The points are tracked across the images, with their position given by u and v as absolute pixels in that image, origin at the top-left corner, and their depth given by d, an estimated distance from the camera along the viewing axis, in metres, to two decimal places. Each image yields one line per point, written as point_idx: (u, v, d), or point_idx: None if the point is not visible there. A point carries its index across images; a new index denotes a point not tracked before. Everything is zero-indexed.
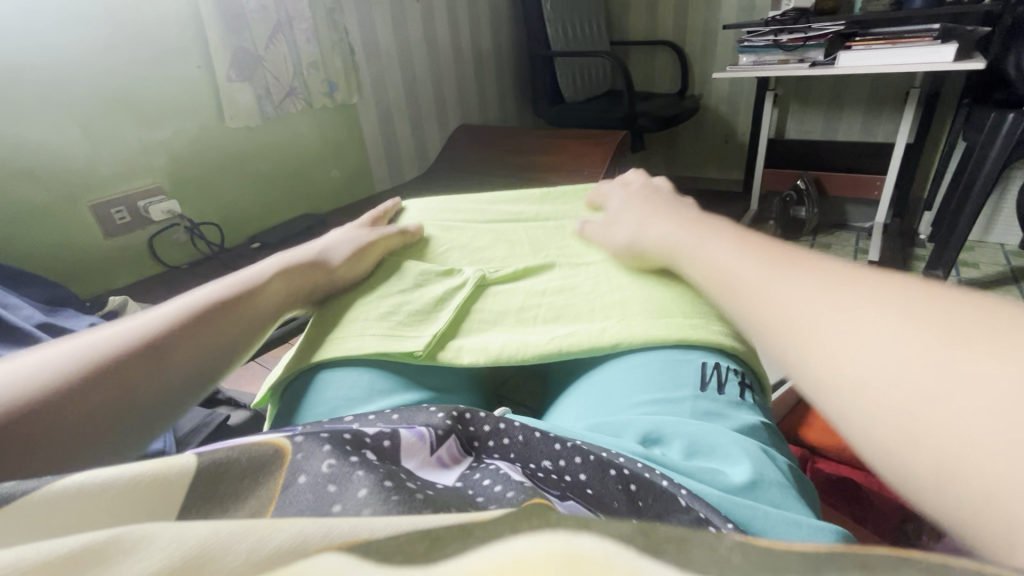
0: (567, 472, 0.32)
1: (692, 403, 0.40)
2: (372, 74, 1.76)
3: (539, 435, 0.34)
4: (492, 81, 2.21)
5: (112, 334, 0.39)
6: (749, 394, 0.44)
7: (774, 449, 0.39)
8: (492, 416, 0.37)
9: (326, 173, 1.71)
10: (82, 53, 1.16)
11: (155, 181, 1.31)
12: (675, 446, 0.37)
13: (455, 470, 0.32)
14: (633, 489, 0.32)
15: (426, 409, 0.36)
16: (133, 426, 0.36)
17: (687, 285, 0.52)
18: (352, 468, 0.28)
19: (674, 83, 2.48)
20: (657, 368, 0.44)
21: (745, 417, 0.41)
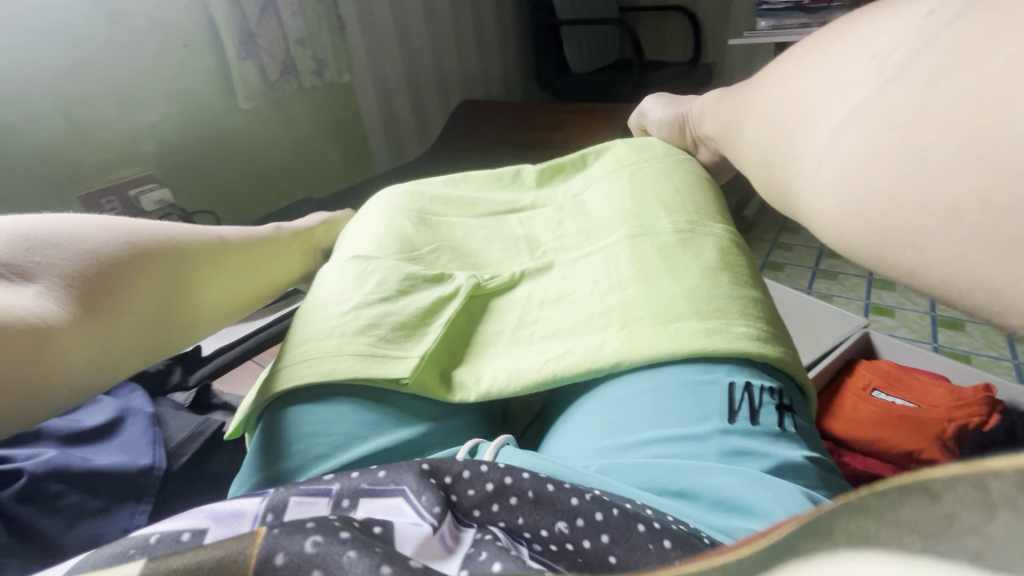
0: (582, 538, 0.28)
1: (719, 440, 0.36)
2: (369, 49, 1.67)
3: (552, 489, 0.30)
4: (494, 53, 2.11)
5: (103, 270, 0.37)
6: (788, 420, 0.39)
7: (820, 490, 0.34)
8: (495, 468, 0.31)
9: (324, 155, 1.65)
10: (58, 34, 1.09)
11: (145, 169, 1.26)
12: (702, 499, 0.32)
13: (458, 553, 0.26)
14: (668, 546, 0.26)
15: (414, 465, 0.30)
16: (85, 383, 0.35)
17: (705, 280, 0.45)
18: (341, 549, 0.21)
19: (686, 50, 2.36)
20: (675, 392, 0.39)
21: (786, 454, 0.36)
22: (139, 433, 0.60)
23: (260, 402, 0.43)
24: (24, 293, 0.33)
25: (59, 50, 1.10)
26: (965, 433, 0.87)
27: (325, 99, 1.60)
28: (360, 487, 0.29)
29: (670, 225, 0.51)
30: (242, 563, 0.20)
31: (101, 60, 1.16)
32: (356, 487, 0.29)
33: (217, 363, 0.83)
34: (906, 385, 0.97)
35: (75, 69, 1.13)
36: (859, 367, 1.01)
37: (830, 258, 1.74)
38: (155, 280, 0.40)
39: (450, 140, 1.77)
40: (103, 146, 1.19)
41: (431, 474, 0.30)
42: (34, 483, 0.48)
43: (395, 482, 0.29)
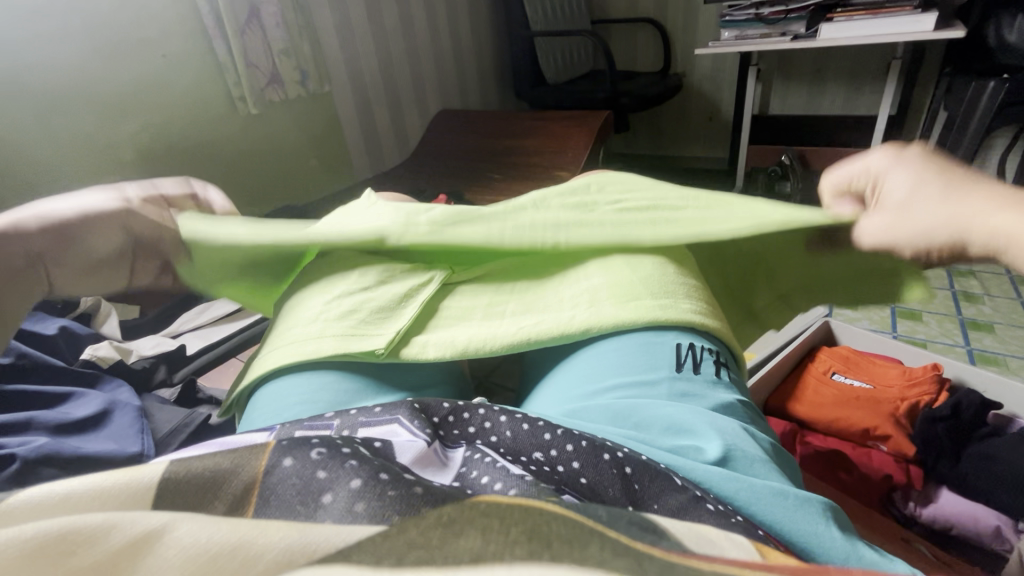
0: (559, 463, 0.33)
1: (669, 385, 0.41)
2: (348, 60, 1.71)
3: (527, 429, 0.35)
4: (470, 64, 2.17)
5: None
6: (725, 372, 0.44)
7: (752, 426, 0.40)
8: (476, 415, 0.38)
9: (305, 163, 1.67)
10: (44, 48, 1.10)
11: (126, 177, 1.27)
12: (654, 428, 0.38)
13: (450, 469, 0.33)
14: (628, 471, 0.33)
15: (407, 404, 0.37)
16: None
17: (652, 264, 0.51)
18: (344, 458, 0.27)
19: (656, 60, 2.45)
20: (631, 351, 0.44)
21: (722, 396, 0.41)
22: (127, 424, 0.61)
23: (254, 377, 0.47)
24: None
25: (42, 57, 1.10)
26: (916, 410, 0.93)
27: (307, 110, 1.63)
28: (358, 421, 0.36)
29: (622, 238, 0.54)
30: (252, 468, 0.26)
31: (83, 69, 1.17)
32: (354, 422, 0.36)
33: (200, 361, 0.85)
34: (863, 368, 1.02)
35: (57, 79, 1.13)
36: (818, 354, 1.07)
37: None
38: None
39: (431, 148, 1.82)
40: (81, 155, 1.19)
41: (421, 410, 0.37)
42: (28, 466, 0.50)
43: (389, 415, 0.36)
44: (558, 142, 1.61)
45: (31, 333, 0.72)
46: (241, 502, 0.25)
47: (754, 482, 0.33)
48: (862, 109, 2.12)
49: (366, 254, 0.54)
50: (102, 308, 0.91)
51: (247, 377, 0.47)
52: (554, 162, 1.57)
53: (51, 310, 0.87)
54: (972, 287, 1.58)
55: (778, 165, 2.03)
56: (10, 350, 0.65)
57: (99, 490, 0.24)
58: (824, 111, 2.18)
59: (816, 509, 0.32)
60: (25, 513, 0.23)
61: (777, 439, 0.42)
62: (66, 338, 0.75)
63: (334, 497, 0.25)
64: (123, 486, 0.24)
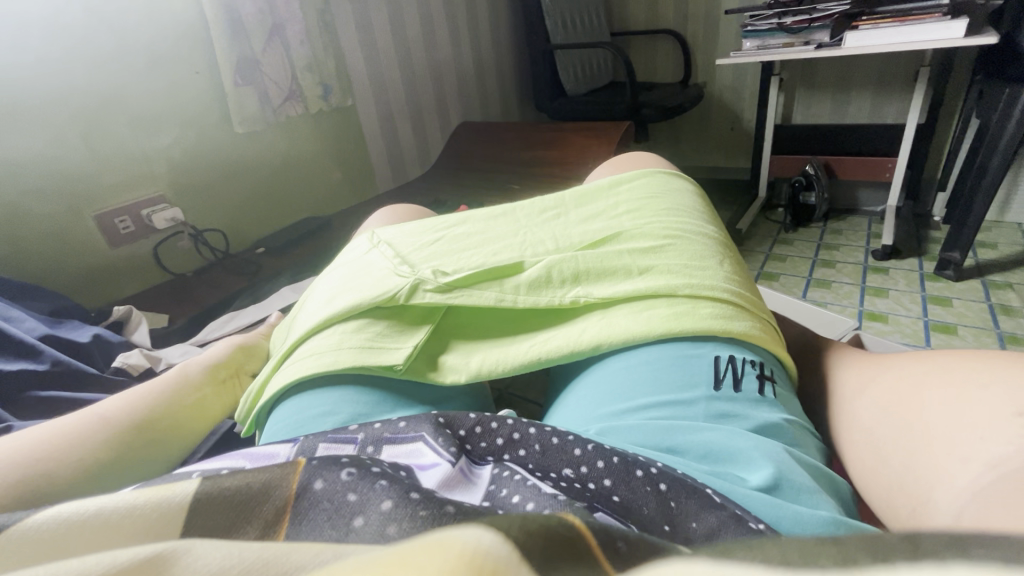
0: (589, 480, 0.33)
1: (706, 405, 0.40)
2: (372, 76, 1.75)
3: (557, 442, 0.35)
4: (491, 77, 2.20)
5: (122, 401, 0.56)
6: (768, 386, 0.43)
7: (796, 447, 0.39)
8: (503, 426, 0.38)
9: (328, 175, 1.71)
10: (81, 66, 1.14)
11: (157, 190, 1.31)
12: (694, 454, 0.37)
13: (481, 490, 0.33)
14: (664, 489, 0.32)
15: (430, 418, 0.38)
16: (132, 450, 0.52)
17: (663, 271, 0.50)
18: (375, 479, 0.28)
19: (677, 72, 2.45)
20: (666, 366, 0.43)
21: (765, 416, 0.40)
22: None
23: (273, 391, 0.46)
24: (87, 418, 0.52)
25: (81, 73, 1.15)
26: None
27: (330, 124, 1.66)
28: (383, 435, 0.37)
29: (635, 247, 0.54)
30: (284, 487, 0.27)
31: (118, 86, 1.21)
32: (380, 436, 0.37)
33: None
34: None
35: (93, 96, 1.17)
36: None
37: (824, 268, 1.77)
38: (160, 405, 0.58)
39: (451, 161, 1.85)
40: (116, 169, 1.23)
41: (446, 425, 0.38)
42: None
43: (415, 432, 0.37)
44: (577, 153, 1.61)
45: (67, 340, 0.74)
46: (274, 524, 0.26)
47: (801, 511, 0.32)
48: (889, 117, 2.08)
49: (378, 308, 0.50)
50: (134, 316, 0.93)
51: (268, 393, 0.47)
52: (575, 172, 1.57)
53: (86, 319, 0.90)
54: (1011, 298, 1.51)
55: (802, 175, 2.00)
56: (46, 356, 0.67)
57: (134, 505, 0.25)
58: (850, 120, 2.14)
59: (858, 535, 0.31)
60: (64, 532, 0.24)
61: (822, 459, 0.40)
62: (99, 346, 0.77)
63: (366, 521, 0.26)
64: (156, 503, 0.25)
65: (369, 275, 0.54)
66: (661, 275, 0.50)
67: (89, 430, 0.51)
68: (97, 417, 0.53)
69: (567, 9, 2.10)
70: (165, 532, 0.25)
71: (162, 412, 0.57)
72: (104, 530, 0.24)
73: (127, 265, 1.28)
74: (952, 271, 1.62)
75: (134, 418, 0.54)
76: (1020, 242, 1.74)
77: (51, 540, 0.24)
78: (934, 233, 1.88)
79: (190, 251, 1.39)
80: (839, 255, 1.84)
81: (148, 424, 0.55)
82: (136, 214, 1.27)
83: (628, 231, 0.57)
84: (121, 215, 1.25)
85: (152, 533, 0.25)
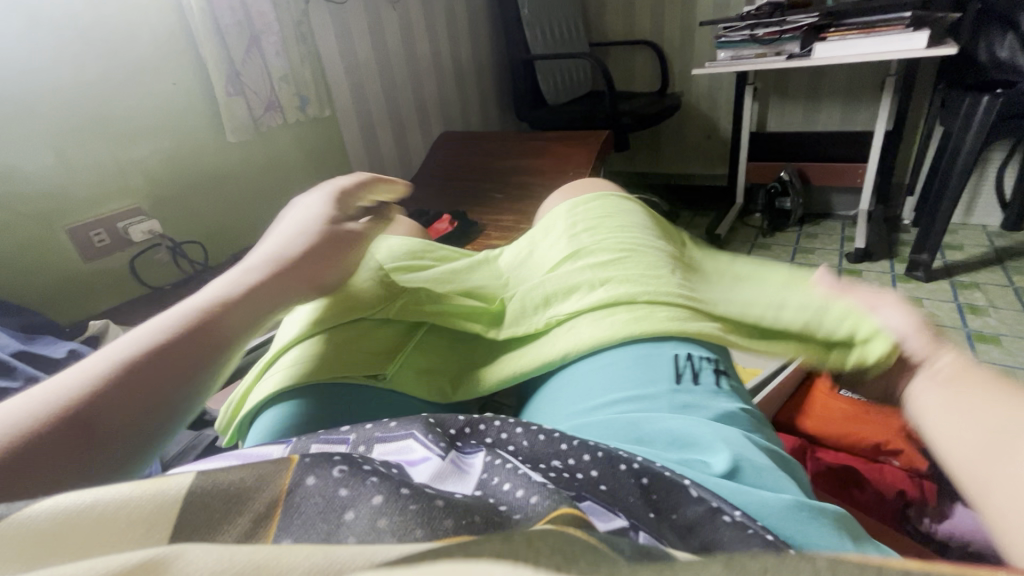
0: (578, 471, 0.34)
1: (670, 398, 0.41)
2: (353, 87, 1.75)
3: (544, 439, 0.36)
4: (472, 86, 2.22)
5: (131, 347, 0.36)
6: (724, 379, 0.44)
7: (754, 434, 0.40)
8: (495, 425, 0.39)
9: (310, 185, 1.70)
10: (53, 78, 1.13)
11: (134, 203, 1.29)
12: (662, 446, 0.38)
13: (473, 478, 0.33)
14: (646, 482, 0.33)
15: (421, 417, 0.39)
16: (131, 438, 0.33)
17: (623, 276, 0.52)
18: (365, 476, 0.29)
19: (654, 81, 2.50)
20: (631, 364, 0.44)
21: (724, 406, 0.41)
22: None
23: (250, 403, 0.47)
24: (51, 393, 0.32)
25: (53, 86, 1.13)
26: None
27: (310, 134, 1.66)
28: (373, 435, 0.37)
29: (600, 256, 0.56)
30: (274, 486, 0.27)
31: (93, 99, 1.19)
32: (369, 436, 0.37)
33: None
34: None
35: (67, 109, 1.16)
36: None
37: None
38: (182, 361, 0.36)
39: (433, 170, 1.86)
40: (91, 182, 1.21)
41: (437, 424, 0.39)
42: None
43: (404, 431, 0.37)
44: (558, 162, 1.63)
45: (40, 357, 0.72)
46: (263, 522, 0.26)
47: (767, 496, 0.33)
48: (858, 124, 2.15)
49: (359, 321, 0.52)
50: (110, 331, 0.92)
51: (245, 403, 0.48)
52: (556, 180, 1.59)
53: (60, 334, 0.88)
54: (978, 298, 1.57)
55: (778, 181, 2.05)
56: (19, 373, 0.65)
57: (124, 501, 0.25)
58: (821, 127, 2.21)
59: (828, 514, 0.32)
60: (52, 526, 0.23)
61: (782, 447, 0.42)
62: (73, 361, 0.75)
63: (357, 514, 0.26)
64: (149, 495, 0.25)
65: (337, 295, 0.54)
66: (625, 280, 0.52)
67: (66, 403, 0.31)
68: (69, 390, 0.32)
69: (545, 20, 2.13)
70: (154, 533, 0.24)
71: (185, 375, 0.36)
72: (98, 521, 0.24)
73: (103, 279, 1.26)
74: (922, 272, 1.67)
75: (137, 387, 0.34)
76: (984, 244, 1.81)
77: (33, 536, 0.23)
78: (904, 236, 1.94)
79: (168, 264, 1.37)
80: (814, 259, 1.89)
81: (162, 395, 0.35)
82: (112, 227, 1.25)
83: (592, 244, 0.59)
84: (96, 228, 1.23)
85: (142, 532, 0.24)
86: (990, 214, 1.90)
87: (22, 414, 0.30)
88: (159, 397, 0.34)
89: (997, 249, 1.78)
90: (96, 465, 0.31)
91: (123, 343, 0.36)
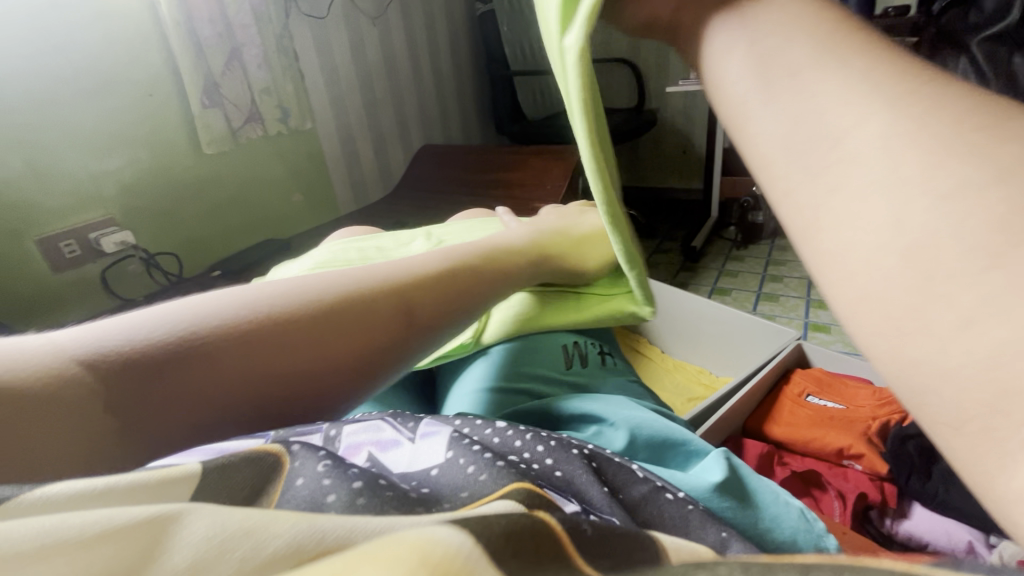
0: (533, 460, 0.35)
1: (568, 382, 0.51)
2: (334, 101, 1.77)
3: (498, 438, 0.38)
4: (453, 100, 2.25)
5: (310, 286, 0.40)
6: (608, 363, 0.57)
7: (639, 399, 0.50)
8: (454, 420, 0.41)
9: (290, 197, 1.70)
10: (24, 90, 1.12)
11: (107, 213, 1.27)
12: (570, 417, 0.45)
13: (443, 447, 0.35)
14: (596, 465, 0.36)
15: (382, 410, 0.40)
16: (289, 381, 0.36)
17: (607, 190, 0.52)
18: (348, 467, 0.29)
19: (632, 98, 2.57)
20: (538, 358, 0.54)
21: (613, 382, 0.51)
22: None
23: None
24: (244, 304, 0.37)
25: (23, 97, 1.12)
26: (887, 430, 0.93)
27: (290, 147, 1.66)
28: (343, 421, 0.38)
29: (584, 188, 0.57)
30: (270, 477, 0.28)
31: (65, 108, 1.18)
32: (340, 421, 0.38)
33: None
34: (836, 390, 1.01)
35: (36, 115, 1.14)
36: (794, 376, 1.06)
37: (772, 282, 1.87)
38: (341, 326, 0.38)
39: (413, 182, 1.87)
40: (61, 191, 1.19)
41: (401, 413, 0.40)
42: None
43: (373, 415, 0.39)
44: (537, 175, 1.65)
45: None
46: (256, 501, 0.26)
47: (676, 472, 0.38)
48: None
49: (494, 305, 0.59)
50: None
51: None
52: (535, 192, 1.61)
53: None
54: None
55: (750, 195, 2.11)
56: None
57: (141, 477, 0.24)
58: None
59: (719, 461, 0.39)
60: (73, 498, 0.22)
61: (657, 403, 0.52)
62: None
63: (337, 496, 0.27)
64: (161, 478, 0.25)
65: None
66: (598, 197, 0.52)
67: (239, 327, 0.36)
68: (246, 310, 0.37)
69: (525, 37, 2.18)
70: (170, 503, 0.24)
71: (346, 340, 0.38)
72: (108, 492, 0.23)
73: (73, 289, 1.25)
74: None
75: (299, 333, 0.37)
76: None
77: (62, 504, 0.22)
78: None
79: (141, 275, 1.36)
80: (785, 270, 1.94)
81: (320, 346, 0.37)
82: (84, 237, 1.24)
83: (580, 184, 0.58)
84: (67, 238, 1.21)
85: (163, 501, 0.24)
86: None
87: (217, 319, 0.36)
88: (319, 349, 0.37)
89: None
90: (256, 393, 0.35)
91: (321, 280, 0.41)
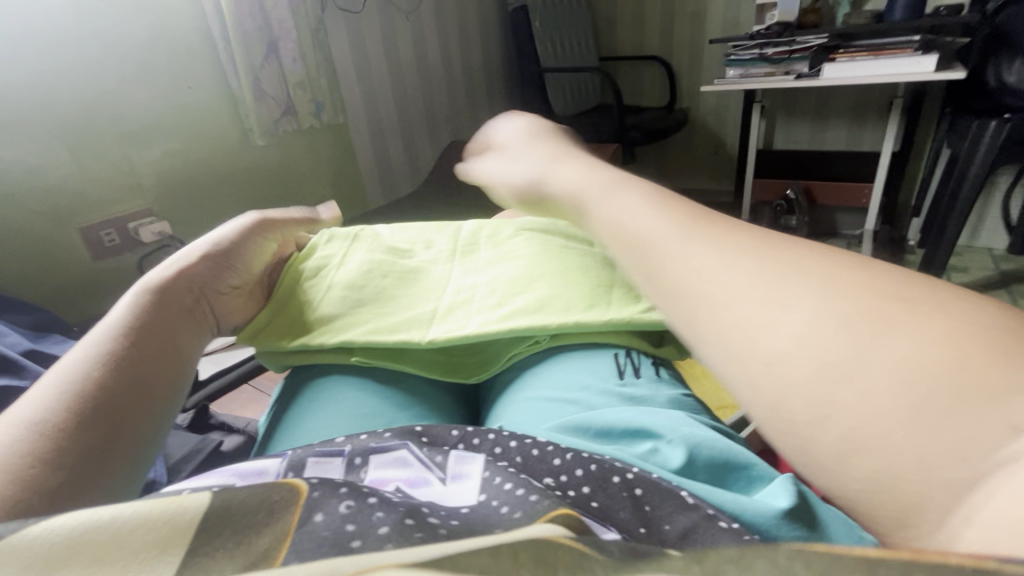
0: (570, 487, 0.35)
1: (618, 391, 0.48)
2: (365, 95, 1.77)
3: (538, 452, 0.38)
4: (482, 95, 2.23)
5: (110, 329, 0.41)
6: (662, 371, 0.54)
7: (694, 414, 0.48)
8: (499, 434, 0.40)
9: (320, 191, 1.71)
10: (72, 79, 1.15)
11: (145, 203, 1.30)
12: (620, 432, 0.43)
13: (476, 481, 0.34)
14: (639, 493, 0.35)
15: (411, 429, 0.41)
16: (152, 394, 0.39)
17: (544, 275, 0.59)
18: (371, 510, 0.27)
19: (662, 97, 2.52)
20: (587, 366, 0.52)
21: (664, 393, 0.49)
22: None
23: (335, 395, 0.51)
24: (80, 357, 0.38)
25: (72, 87, 1.15)
26: None
27: (322, 139, 1.67)
28: (368, 447, 0.39)
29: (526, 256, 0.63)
30: (283, 522, 0.26)
31: (108, 98, 1.21)
32: (365, 448, 0.38)
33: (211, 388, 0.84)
34: None
35: (81, 102, 1.17)
36: None
37: None
38: (154, 334, 0.42)
39: (441, 178, 1.87)
40: (102, 181, 1.22)
41: (429, 441, 0.40)
42: None
43: (398, 441, 0.39)
44: None
45: (50, 356, 0.73)
46: (269, 554, 0.24)
47: (739, 498, 0.36)
48: (865, 145, 2.16)
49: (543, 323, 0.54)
50: None
51: (279, 414, 0.52)
52: None
53: (67, 333, 0.89)
54: None
55: (783, 199, 2.05)
56: (29, 372, 0.65)
57: (146, 515, 0.24)
58: (828, 146, 2.22)
59: (785, 485, 0.37)
60: (65, 543, 0.23)
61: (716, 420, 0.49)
62: None
63: (363, 542, 0.25)
64: (165, 513, 0.24)
65: (446, 274, 0.63)
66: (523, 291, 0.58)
67: (84, 371, 0.37)
68: (87, 358, 0.38)
69: (556, 34, 2.16)
70: (167, 553, 0.23)
71: (161, 342, 0.42)
72: (108, 544, 0.23)
73: (112, 277, 1.28)
74: None
75: (130, 352, 0.40)
76: (990, 267, 1.81)
77: (56, 550, 0.22)
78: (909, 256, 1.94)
79: None
80: None
81: (149, 354, 0.41)
82: (123, 226, 1.26)
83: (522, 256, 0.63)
84: (107, 227, 1.24)
85: (155, 551, 0.23)
86: (997, 237, 1.90)
87: (62, 379, 0.36)
88: (151, 359, 0.40)
89: (1003, 272, 1.77)
90: (137, 414, 0.37)
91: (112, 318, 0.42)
